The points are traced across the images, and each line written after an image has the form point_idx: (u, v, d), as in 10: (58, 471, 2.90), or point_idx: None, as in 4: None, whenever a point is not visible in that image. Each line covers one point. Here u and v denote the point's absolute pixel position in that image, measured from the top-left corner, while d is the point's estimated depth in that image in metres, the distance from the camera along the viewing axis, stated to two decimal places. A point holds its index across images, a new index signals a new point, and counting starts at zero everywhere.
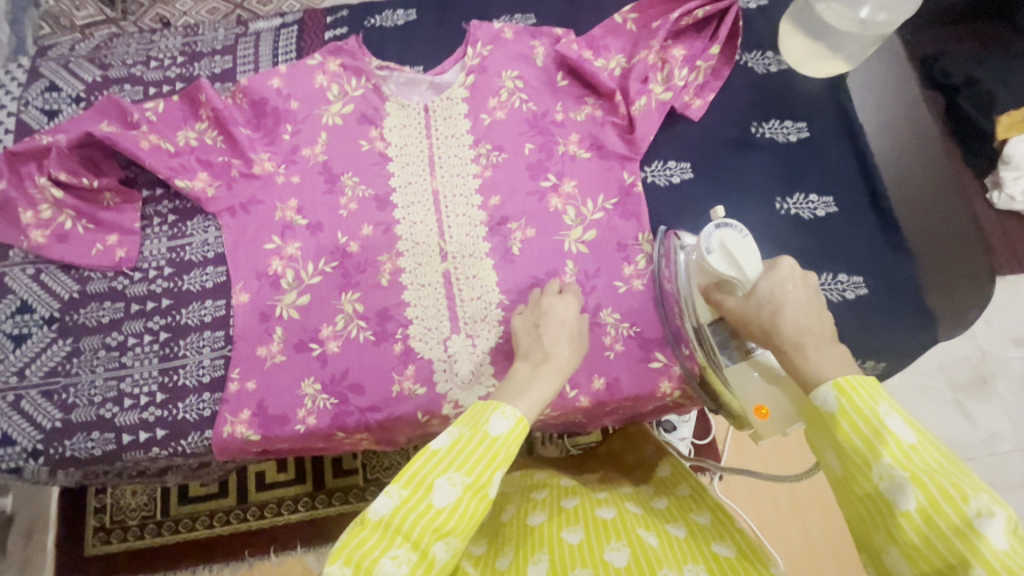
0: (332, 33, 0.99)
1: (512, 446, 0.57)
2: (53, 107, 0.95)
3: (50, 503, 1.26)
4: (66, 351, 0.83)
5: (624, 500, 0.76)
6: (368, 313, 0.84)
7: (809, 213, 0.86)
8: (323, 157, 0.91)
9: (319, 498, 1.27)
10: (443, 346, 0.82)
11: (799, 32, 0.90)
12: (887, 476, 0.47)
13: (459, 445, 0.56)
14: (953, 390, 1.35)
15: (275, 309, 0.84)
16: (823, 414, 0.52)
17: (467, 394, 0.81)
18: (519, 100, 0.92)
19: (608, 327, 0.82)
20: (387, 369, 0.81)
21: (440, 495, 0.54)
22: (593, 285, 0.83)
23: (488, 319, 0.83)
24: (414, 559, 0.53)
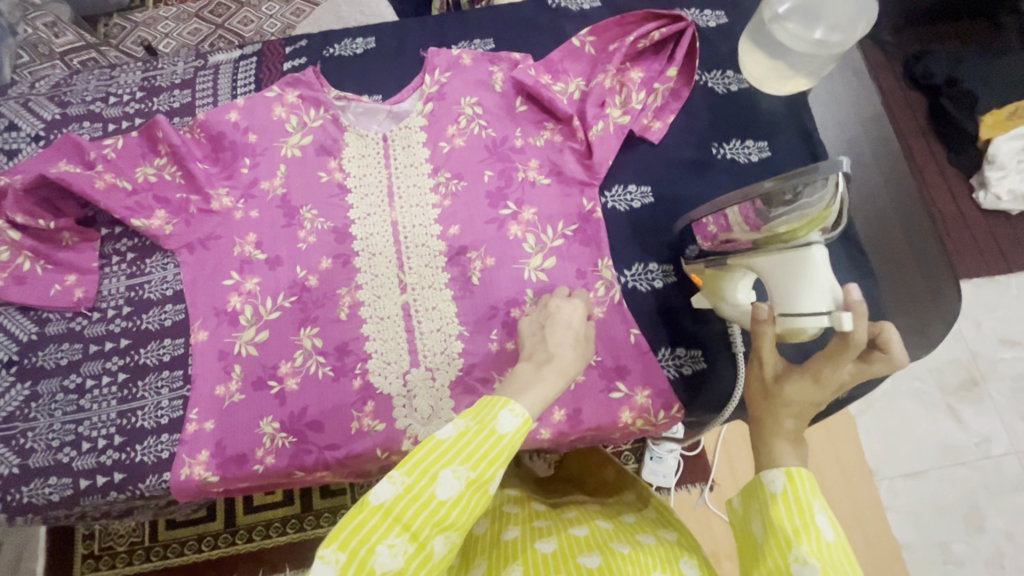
0: (291, 64, 0.98)
1: (517, 445, 0.56)
2: (13, 146, 0.95)
3: (36, 533, 1.25)
4: (24, 395, 0.82)
5: (594, 518, 0.79)
6: (327, 348, 0.83)
7: (744, 157, 0.89)
8: (282, 189, 0.91)
9: (308, 519, 1.27)
10: (402, 380, 0.81)
11: (759, 51, 0.89)
12: (800, 556, 0.50)
13: (466, 437, 0.55)
14: (944, 393, 1.32)
15: (233, 347, 0.83)
16: (765, 490, 0.56)
17: (426, 427, 0.80)
18: (478, 126, 0.92)
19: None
20: (346, 405, 0.81)
21: (443, 486, 0.53)
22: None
23: (448, 353, 0.82)
24: (411, 550, 0.52)
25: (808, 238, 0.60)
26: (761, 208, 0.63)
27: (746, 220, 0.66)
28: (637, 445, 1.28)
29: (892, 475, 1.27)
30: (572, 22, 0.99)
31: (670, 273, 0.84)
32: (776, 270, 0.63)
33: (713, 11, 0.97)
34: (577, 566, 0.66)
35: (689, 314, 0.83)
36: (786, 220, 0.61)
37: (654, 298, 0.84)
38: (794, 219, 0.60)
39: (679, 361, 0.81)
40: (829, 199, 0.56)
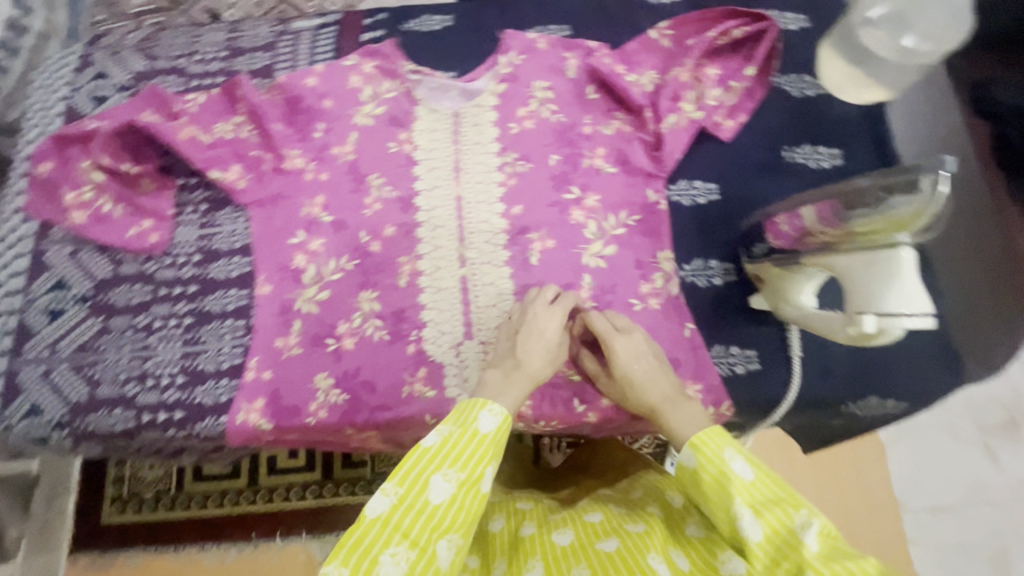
0: (369, 35, 1.01)
1: (499, 441, 0.61)
2: (101, 93, 0.99)
3: (72, 474, 1.32)
4: (96, 329, 0.86)
5: (605, 502, 0.78)
6: (384, 313, 0.85)
7: (815, 163, 0.88)
8: (352, 156, 0.93)
9: (327, 488, 1.30)
10: (455, 351, 0.83)
11: (839, 58, 0.86)
12: (737, 511, 0.56)
13: (450, 443, 0.59)
14: (980, 432, 1.28)
15: (294, 303, 0.86)
16: (686, 470, 0.61)
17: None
18: (548, 110, 0.92)
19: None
20: (398, 369, 0.83)
21: (436, 491, 0.57)
22: (609, 299, 0.83)
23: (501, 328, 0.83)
24: (414, 556, 0.54)
25: (892, 240, 0.60)
26: (841, 208, 0.64)
27: (824, 219, 0.67)
28: (659, 449, 1.32)
29: (918, 509, 1.24)
30: (649, 15, 0.99)
31: (730, 272, 0.84)
32: (857, 271, 0.63)
33: (796, 14, 0.96)
34: (598, 555, 0.65)
35: (746, 315, 0.82)
36: (864, 222, 0.62)
37: (712, 294, 0.84)
38: (876, 219, 0.60)
39: (732, 360, 0.81)
40: (920, 205, 0.55)
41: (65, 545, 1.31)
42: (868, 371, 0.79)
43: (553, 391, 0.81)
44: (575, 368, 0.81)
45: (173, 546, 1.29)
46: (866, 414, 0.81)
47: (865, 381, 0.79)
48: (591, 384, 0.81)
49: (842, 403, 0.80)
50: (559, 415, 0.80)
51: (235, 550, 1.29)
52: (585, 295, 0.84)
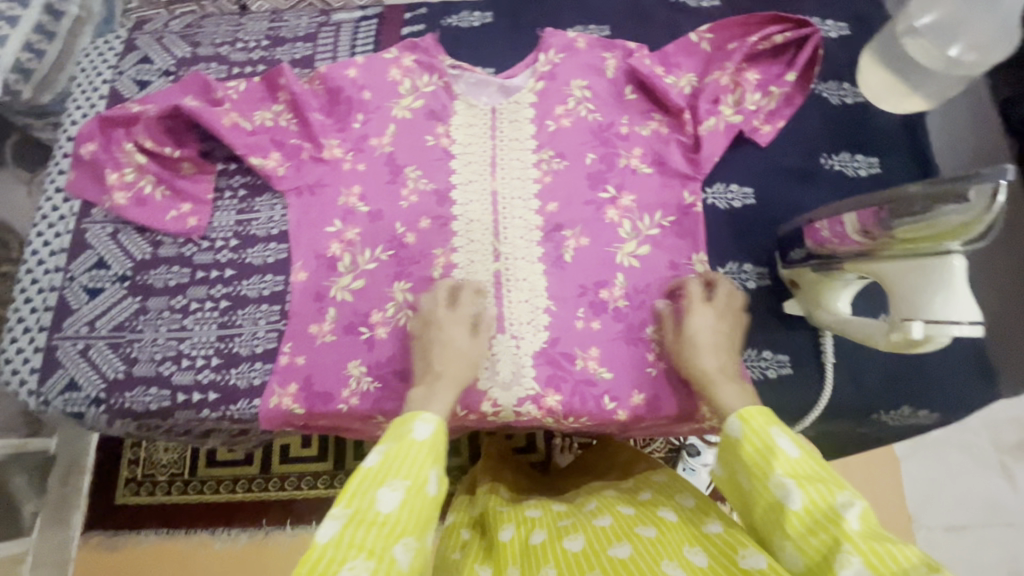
0: (410, 29, 1.02)
1: (438, 446, 0.62)
2: (145, 78, 1.01)
3: (88, 455, 1.36)
4: (134, 308, 0.88)
5: (614, 504, 0.75)
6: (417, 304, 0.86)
7: (852, 171, 0.88)
8: (389, 148, 0.93)
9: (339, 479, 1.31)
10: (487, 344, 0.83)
11: (882, 66, 0.87)
12: (778, 481, 0.55)
13: (390, 457, 0.59)
14: (997, 450, 1.27)
15: (329, 291, 0.87)
16: (731, 441, 0.61)
17: (507, 393, 0.82)
18: (586, 109, 0.93)
19: (654, 342, 0.82)
20: None
21: (385, 502, 0.55)
22: (641, 298, 0.84)
23: (534, 323, 0.84)
24: (373, 566, 0.51)
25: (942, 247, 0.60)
26: (885, 217, 0.61)
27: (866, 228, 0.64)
28: (671, 454, 1.35)
29: (931, 525, 1.24)
30: (688, 19, 1.00)
31: (765, 276, 0.84)
32: (904, 277, 0.63)
33: (836, 22, 0.97)
34: (609, 561, 0.62)
35: (780, 320, 0.82)
36: (912, 227, 0.59)
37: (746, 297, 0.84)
38: (924, 228, 0.59)
39: (765, 364, 0.81)
40: (972, 214, 0.54)
41: (79, 522, 1.34)
42: (901, 379, 0.79)
43: (584, 387, 0.81)
44: (606, 366, 0.82)
45: (186, 530, 1.32)
46: (897, 423, 0.81)
47: (898, 390, 0.79)
48: (623, 381, 0.81)
49: (874, 411, 0.80)
50: (589, 412, 0.81)
51: (245, 536, 1.31)
52: (618, 293, 0.84)
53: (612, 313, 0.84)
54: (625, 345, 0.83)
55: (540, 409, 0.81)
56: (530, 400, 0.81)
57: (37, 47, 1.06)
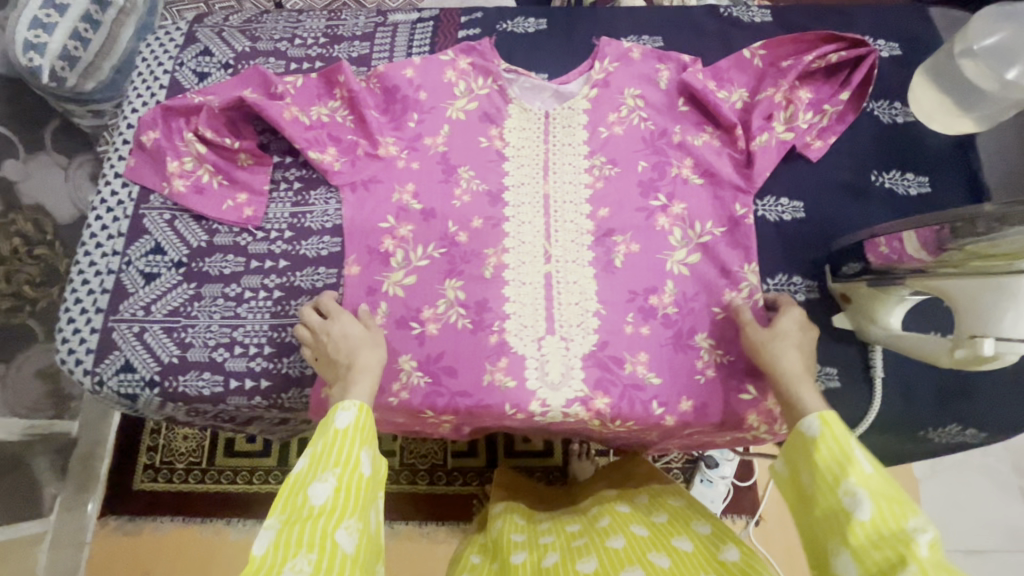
0: (465, 32, 1.04)
1: (366, 429, 0.65)
2: (204, 69, 1.03)
3: (107, 437, 1.38)
4: (189, 294, 0.89)
5: (629, 523, 0.82)
6: (468, 302, 0.87)
7: (902, 189, 0.89)
8: (443, 147, 0.95)
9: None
10: (536, 345, 0.84)
11: (933, 86, 0.89)
12: (849, 489, 0.54)
13: (318, 455, 0.61)
14: (1019, 476, 1.27)
15: (382, 286, 0.88)
16: (804, 438, 0.60)
17: (555, 393, 0.82)
18: (638, 118, 0.94)
19: (703, 349, 0.84)
20: (480, 358, 0.84)
21: (316, 496, 0.58)
22: (690, 306, 0.85)
23: (584, 326, 0.85)
24: (314, 559, 0.55)
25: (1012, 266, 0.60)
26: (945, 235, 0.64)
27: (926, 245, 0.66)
28: (688, 465, 1.36)
29: (951, 548, 1.23)
30: (740, 34, 1.02)
31: (814, 290, 0.85)
32: (966, 295, 0.64)
33: (887, 42, 0.98)
34: None
35: (829, 334, 0.83)
36: (983, 245, 0.61)
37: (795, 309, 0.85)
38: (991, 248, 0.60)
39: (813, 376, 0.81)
40: None
41: (94, 504, 1.33)
42: (949, 397, 0.80)
43: (632, 391, 0.82)
44: (654, 371, 0.83)
45: (203, 520, 1.33)
46: (942, 441, 0.82)
47: (945, 406, 0.80)
48: (670, 387, 0.82)
49: (921, 428, 0.80)
50: (636, 416, 0.82)
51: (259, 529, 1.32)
52: (668, 299, 0.85)
53: (661, 319, 0.85)
54: (674, 351, 0.84)
55: (588, 411, 0.82)
56: (579, 402, 0.82)
57: (83, 36, 1.14)
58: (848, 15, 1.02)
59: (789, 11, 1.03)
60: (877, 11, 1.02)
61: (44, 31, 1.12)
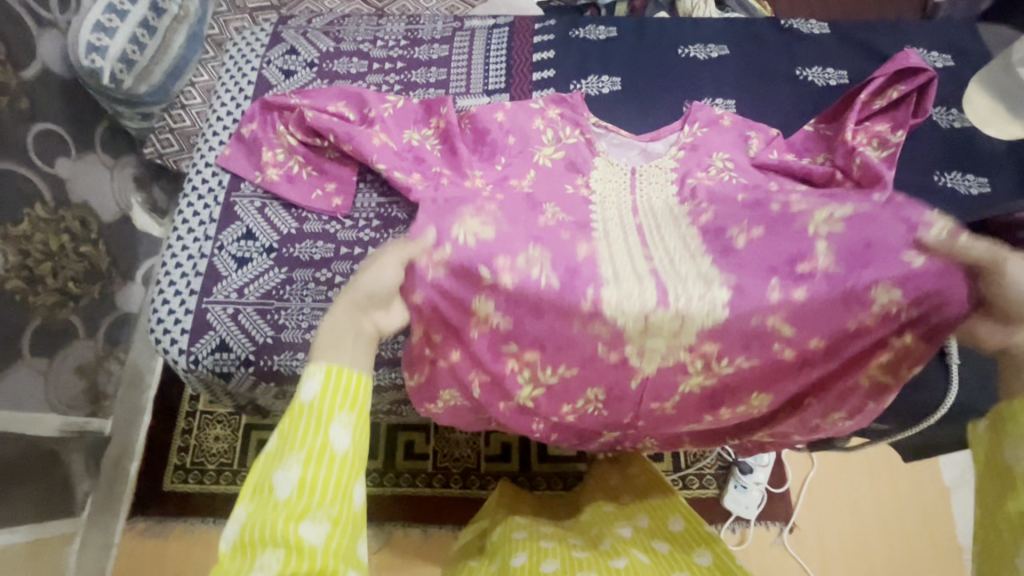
0: (540, 38, 1.10)
1: (330, 399, 0.55)
2: (290, 67, 1.07)
3: (138, 438, 1.40)
4: (281, 278, 0.92)
5: (631, 548, 0.86)
6: (556, 262, 0.70)
7: (965, 189, 0.94)
8: (527, 189, 0.85)
9: (403, 478, 1.35)
10: (642, 318, 0.67)
11: (986, 96, 0.98)
12: None
13: (283, 434, 0.54)
14: None
15: (452, 229, 0.68)
16: None
17: (660, 341, 0.69)
18: (729, 176, 0.87)
19: (875, 306, 0.63)
20: (569, 308, 0.68)
21: (281, 485, 0.52)
22: (864, 263, 0.62)
23: (703, 297, 0.66)
24: (281, 558, 0.49)
25: None
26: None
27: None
28: (721, 471, 1.35)
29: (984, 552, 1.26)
30: (801, 45, 1.08)
31: None
32: None
33: (940, 54, 1.06)
34: None
35: None
36: None
37: None
38: None
39: None
40: None
41: (126, 505, 1.36)
42: None
43: (756, 347, 0.69)
44: (789, 322, 0.66)
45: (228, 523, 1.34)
46: None
47: None
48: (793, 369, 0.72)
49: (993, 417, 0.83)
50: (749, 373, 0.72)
51: None
52: (823, 263, 0.64)
53: (821, 284, 0.64)
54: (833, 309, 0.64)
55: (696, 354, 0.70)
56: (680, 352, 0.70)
57: (141, 41, 1.16)
58: (901, 31, 1.09)
59: (845, 25, 1.10)
60: (925, 30, 1.10)
61: (106, 35, 1.10)
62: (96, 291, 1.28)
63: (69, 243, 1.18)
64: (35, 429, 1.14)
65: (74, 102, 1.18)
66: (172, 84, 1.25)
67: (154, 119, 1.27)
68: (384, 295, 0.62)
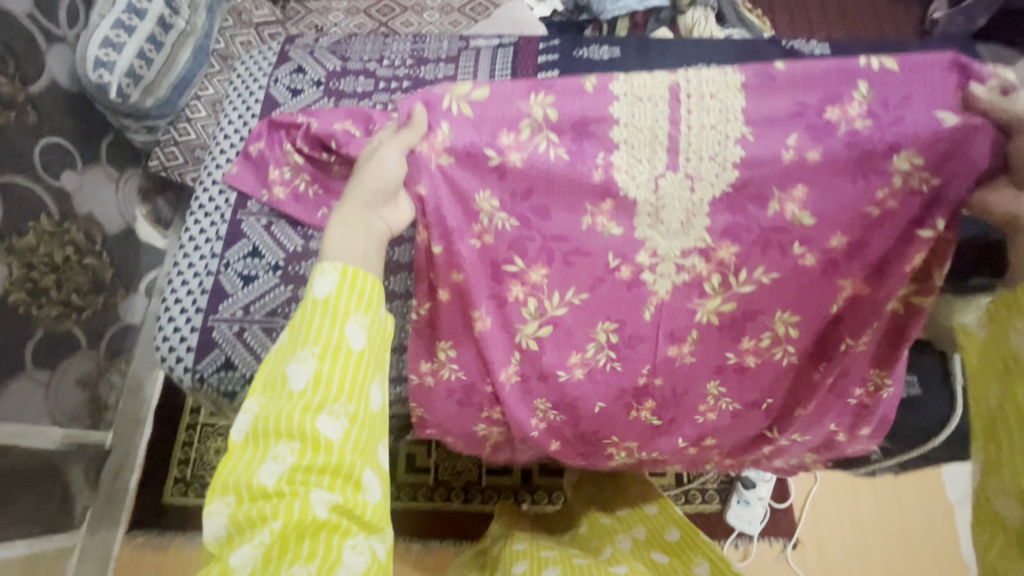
0: (544, 57, 1.11)
1: (342, 299, 0.60)
2: (297, 86, 1.09)
3: (138, 451, 1.39)
4: (286, 296, 0.92)
5: (631, 561, 0.87)
6: (562, 130, 0.73)
7: None
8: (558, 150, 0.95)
9: (404, 491, 1.34)
10: (653, 184, 0.74)
11: None
12: None
13: (296, 331, 0.59)
14: None
15: (443, 101, 0.72)
16: None
17: (671, 241, 0.77)
18: None
19: (897, 172, 0.69)
20: (580, 197, 0.75)
21: (296, 378, 0.57)
22: (891, 121, 0.67)
23: (714, 158, 0.72)
24: (295, 447, 0.55)
25: None
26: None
27: None
28: (724, 486, 1.35)
29: None
30: None
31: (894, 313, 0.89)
32: None
33: None
34: None
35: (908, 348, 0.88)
36: None
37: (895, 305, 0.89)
38: None
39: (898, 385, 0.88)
40: None
41: (124, 519, 1.35)
42: None
43: (776, 254, 0.76)
44: (810, 209, 0.73)
45: None
46: None
47: None
48: (820, 278, 0.77)
49: None
50: (770, 288, 0.78)
51: None
52: (856, 111, 0.68)
53: (840, 139, 0.69)
54: (849, 182, 0.71)
55: (708, 262, 0.77)
56: (698, 254, 0.77)
57: (148, 55, 1.18)
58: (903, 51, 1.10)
59: (847, 45, 1.12)
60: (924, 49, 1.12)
61: (114, 50, 1.12)
62: (99, 303, 1.28)
63: (73, 256, 1.19)
64: (35, 442, 1.13)
65: (83, 117, 1.19)
66: (179, 98, 1.27)
67: (160, 132, 1.29)
68: (391, 189, 0.69)
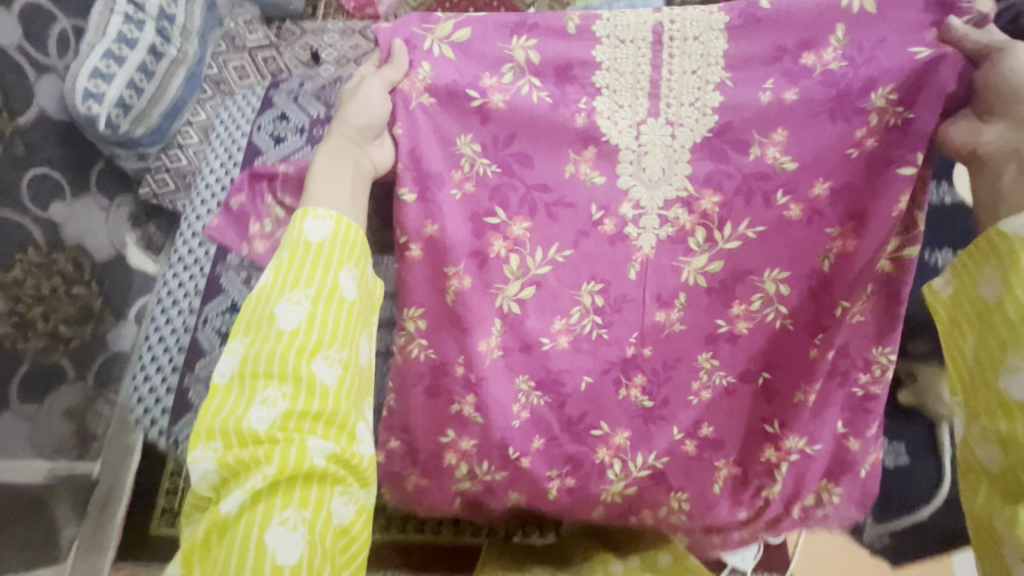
0: None
1: (334, 243, 0.63)
2: (280, 134, 1.08)
3: (127, 480, 1.37)
4: None
5: None
6: (545, 75, 0.78)
7: None
8: None
9: (392, 522, 1.30)
10: (634, 131, 0.78)
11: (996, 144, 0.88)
12: None
13: (283, 272, 0.61)
14: None
15: (424, 41, 0.76)
16: (999, 245, 0.59)
17: (652, 193, 0.80)
18: None
19: (872, 110, 0.73)
20: (563, 146, 0.79)
21: (287, 318, 0.58)
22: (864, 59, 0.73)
23: (696, 106, 0.77)
24: (286, 391, 0.56)
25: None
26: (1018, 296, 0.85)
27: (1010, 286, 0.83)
28: None
29: None
30: None
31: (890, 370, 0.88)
32: None
33: None
34: None
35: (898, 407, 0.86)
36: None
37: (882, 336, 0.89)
38: None
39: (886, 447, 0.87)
40: None
41: (111, 550, 1.33)
42: None
43: (759, 204, 0.78)
44: (790, 155, 0.77)
45: None
46: None
47: None
48: (805, 226, 0.78)
49: None
50: (756, 244, 0.79)
51: None
52: (830, 55, 0.74)
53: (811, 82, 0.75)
54: (827, 123, 0.75)
55: (691, 213, 0.79)
56: (680, 204, 0.80)
57: (138, 85, 1.16)
58: None
59: None
60: None
61: (103, 81, 1.10)
62: (89, 332, 1.26)
63: (61, 285, 1.16)
64: (17, 476, 1.11)
65: (75, 145, 1.16)
66: (168, 125, 1.25)
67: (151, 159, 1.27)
68: (376, 125, 0.74)
